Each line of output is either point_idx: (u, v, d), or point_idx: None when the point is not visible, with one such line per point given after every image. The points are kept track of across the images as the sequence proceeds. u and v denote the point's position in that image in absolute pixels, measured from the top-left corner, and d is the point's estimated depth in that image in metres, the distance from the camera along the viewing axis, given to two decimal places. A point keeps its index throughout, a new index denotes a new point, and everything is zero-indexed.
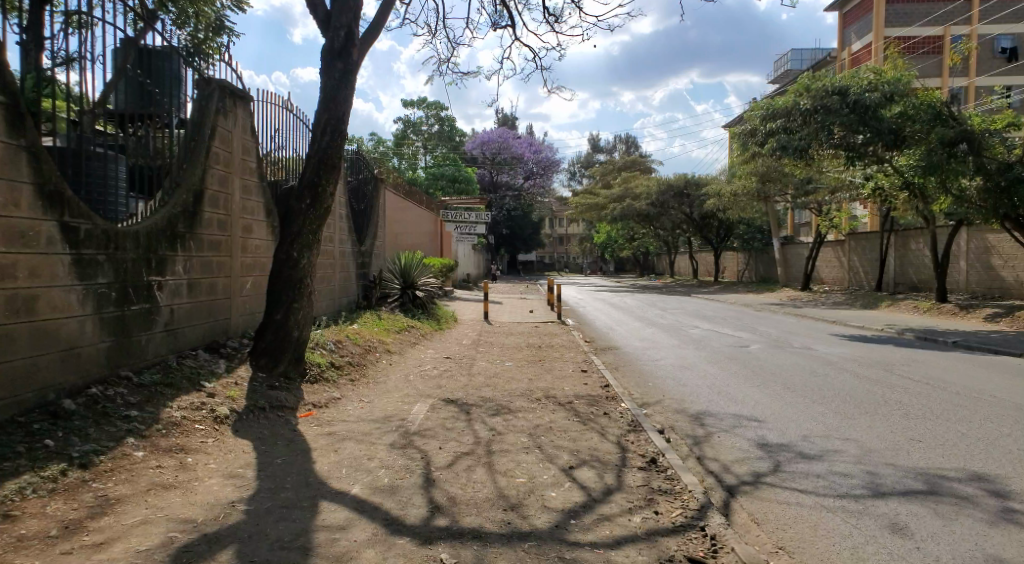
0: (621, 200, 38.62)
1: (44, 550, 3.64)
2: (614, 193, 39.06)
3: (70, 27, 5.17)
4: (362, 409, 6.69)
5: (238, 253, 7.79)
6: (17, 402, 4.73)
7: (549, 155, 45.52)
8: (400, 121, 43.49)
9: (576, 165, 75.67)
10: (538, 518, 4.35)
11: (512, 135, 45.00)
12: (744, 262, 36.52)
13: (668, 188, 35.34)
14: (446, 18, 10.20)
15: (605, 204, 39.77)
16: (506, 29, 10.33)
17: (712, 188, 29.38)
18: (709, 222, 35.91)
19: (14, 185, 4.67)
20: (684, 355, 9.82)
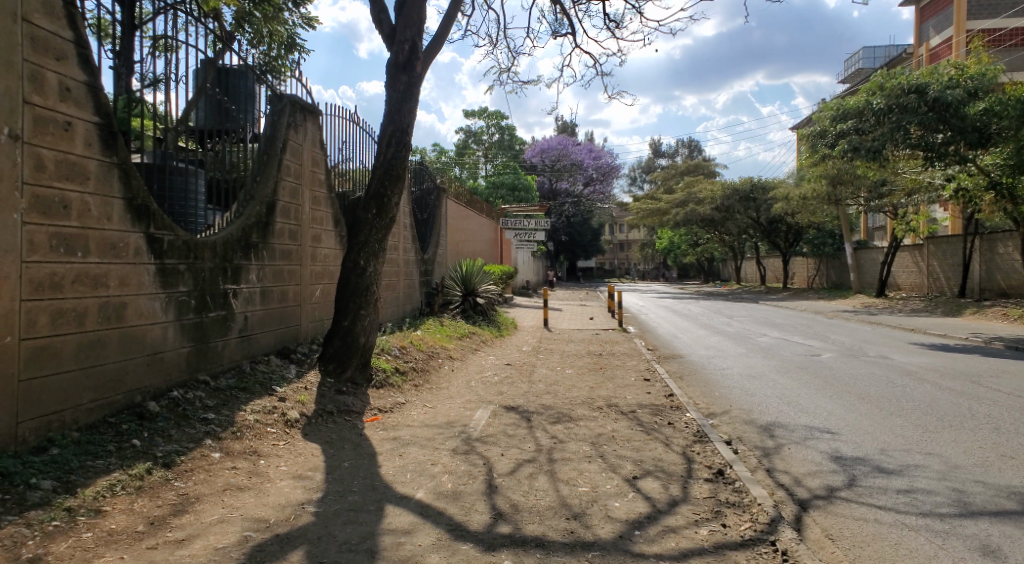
0: (684, 206, 38.09)
1: (132, 545, 3.84)
2: (677, 198, 38.66)
3: (158, 50, 5.49)
4: (426, 415, 6.78)
5: (309, 262, 8.06)
6: (108, 405, 5.04)
7: (609, 161, 45.15)
8: (461, 131, 44.19)
9: (638, 171, 74.94)
10: (602, 528, 4.31)
11: (574, 142, 44.93)
12: (814, 269, 35.24)
13: (734, 192, 34.52)
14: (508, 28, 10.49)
15: (668, 210, 39.17)
16: (567, 37, 10.42)
17: (779, 191, 28.55)
18: (777, 227, 34.89)
19: (107, 200, 4.99)
20: (752, 364, 9.55)
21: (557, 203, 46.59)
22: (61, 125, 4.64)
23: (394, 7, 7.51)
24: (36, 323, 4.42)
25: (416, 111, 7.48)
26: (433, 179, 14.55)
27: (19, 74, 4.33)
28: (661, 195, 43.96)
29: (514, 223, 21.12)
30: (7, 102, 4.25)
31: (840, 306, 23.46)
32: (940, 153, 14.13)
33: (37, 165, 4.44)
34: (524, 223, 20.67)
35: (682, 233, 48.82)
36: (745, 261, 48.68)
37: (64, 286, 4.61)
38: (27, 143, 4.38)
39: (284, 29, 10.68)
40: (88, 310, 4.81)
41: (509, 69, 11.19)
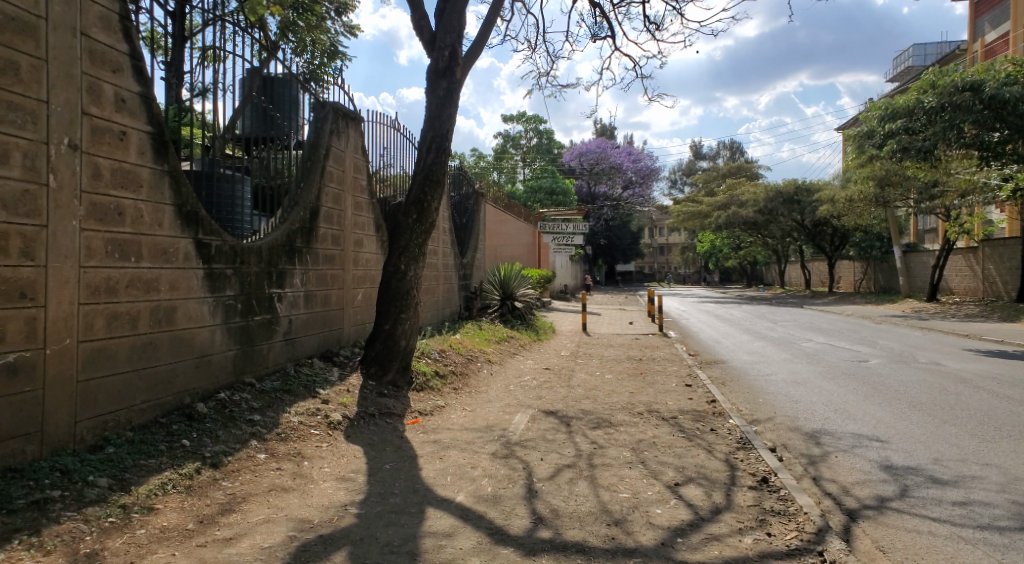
0: (725, 209, 37.55)
1: (183, 542, 3.95)
2: (717, 201, 38.14)
3: (206, 61, 5.64)
4: (466, 418, 6.81)
5: (351, 266, 8.18)
6: (159, 406, 5.19)
7: (648, 164, 44.72)
8: (499, 136, 44.43)
9: (678, 174, 74.18)
10: (644, 535, 4.27)
11: (610, 146, 44.41)
12: (861, 272, 34.34)
13: (777, 194, 33.95)
14: (548, 32, 10.53)
15: (708, 212, 38.63)
16: (606, 40, 10.37)
17: (824, 193, 27.93)
18: (822, 230, 34.14)
19: (159, 207, 5.15)
20: (797, 370, 9.34)
21: (595, 206, 46.38)
22: (117, 134, 4.81)
23: (434, 14, 7.58)
24: (93, 326, 4.60)
25: (456, 116, 7.53)
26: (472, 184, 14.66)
27: (77, 86, 4.53)
28: (701, 197, 43.39)
29: (553, 227, 21.11)
30: (67, 113, 4.44)
31: (890, 310, 22.82)
32: (997, 152, 13.75)
33: (95, 174, 4.62)
34: (562, 227, 20.71)
35: (723, 236, 48.07)
36: (788, 264, 47.70)
37: (118, 290, 4.78)
38: (85, 152, 4.57)
39: (326, 37, 10.87)
40: (140, 314, 4.96)
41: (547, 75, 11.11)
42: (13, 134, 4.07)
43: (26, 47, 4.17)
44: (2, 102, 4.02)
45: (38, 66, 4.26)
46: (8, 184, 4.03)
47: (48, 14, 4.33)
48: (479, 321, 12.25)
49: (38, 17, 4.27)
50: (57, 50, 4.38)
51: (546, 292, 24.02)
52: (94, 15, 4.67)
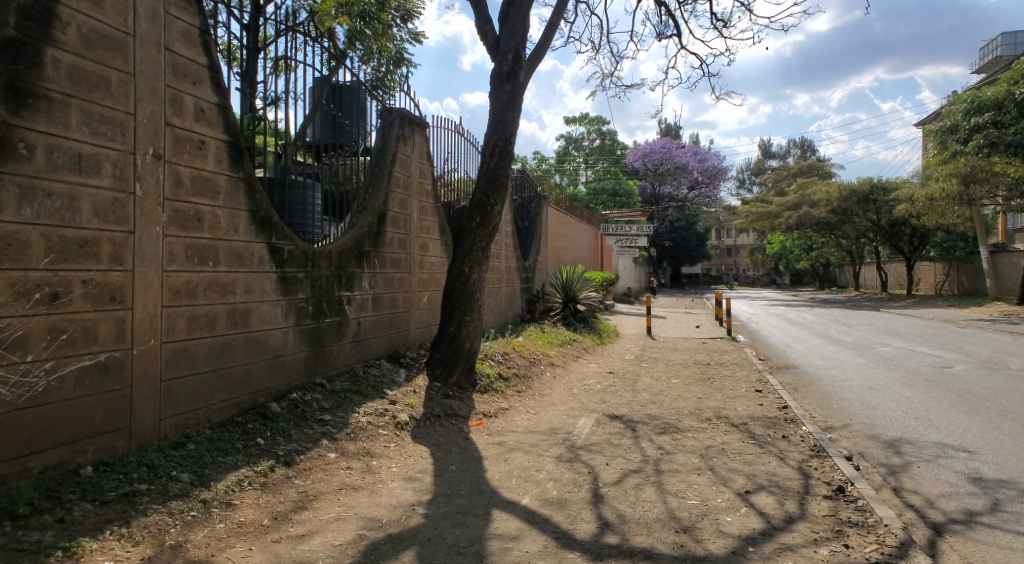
0: (796, 209, 36.37)
1: (259, 537, 4.08)
2: (788, 201, 36.94)
3: (278, 71, 5.83)
4: (530, 421, 6.81)
5: (417, 270, 8.30)
6: (235, 404, 5.38)
7: (715, 163, 43.68)
8: (562, 138, 44.59)
9: (746, 173, 72.43)
10: (714, 543, 4.17)
11: (676, 147, 43.51)
12: (943, 274, 32.72)
13: (852, 193, 32.91)
14: (611, 32, 10.73)
15: (780, 212, 37.35)
16: (671, 38, 10.31)
17: (902, 192, 26.75)
18: (899, 230, 32.78)
19: (235, 213, 5.34)
20: (874, 376, 8.97)
21: (660, 207, 45.64)
22: (197, 143, 5.02)
23: (498, 18, 7.63)
24: (175, 328, 4.81)
25: (519, 120, 7.55)
26: (534, 187, 14.70)
27: (161, 98, 4.74)
28: (772, 197, 42.11)
29: (616, 229, 20.92)
30: (152, 124, 4.66)
31: (979, 314, 21.64)
32: None
33: (176, 182, 4.83)
34: (626, 228, 20.49)
35: (793, 236, 46.50)
36: (863, 265, 45.77)
37: (197, 293, 4.98)
38: (168, 161, 4.78)
39: (393, 44, 11.09)
40: (217, 316, 5.16)
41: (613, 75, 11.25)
42: (104, 146, 4.30)
43: (116, 63, 4.40)
44: (94, 115, 4.25)
45: (126, 80, 4.48)
46: (99, 193, 4.26)
47: (136, 30, 4.56)
48: (542, 324, 12.25)
49: (127, 34, 4.50)
50: (143, 64, 4.61)
51: (609, 295, 23.80)
52: (177, 30, 4.89)
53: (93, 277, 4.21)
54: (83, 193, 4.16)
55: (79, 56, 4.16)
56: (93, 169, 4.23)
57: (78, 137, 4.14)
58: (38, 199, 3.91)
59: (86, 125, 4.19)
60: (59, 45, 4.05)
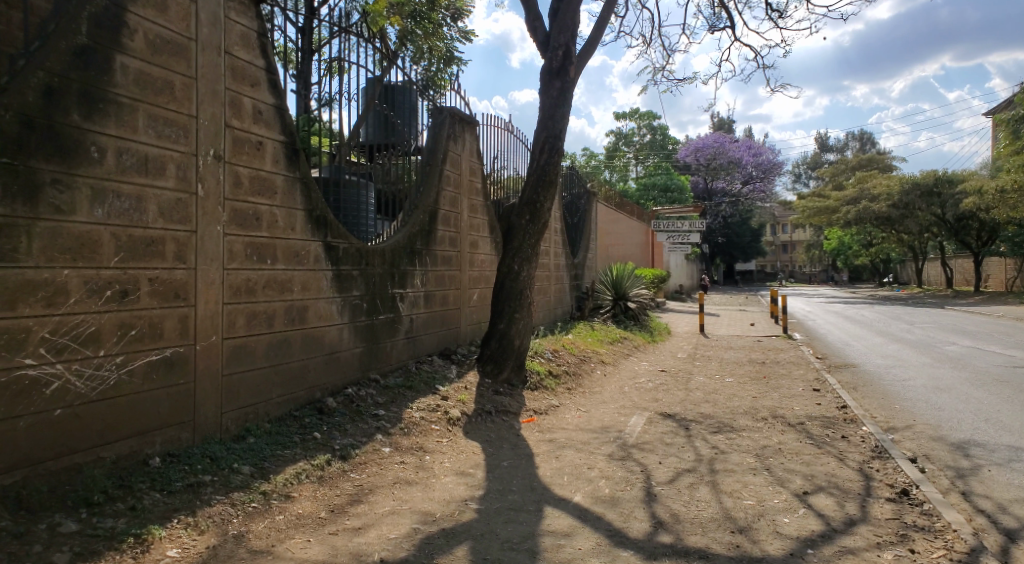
0: (854, 203, 35.29)
1: (316, 529, 4.18)
2: (847, 196, 35.83)
3: (332, 72, 5.94)
4: (581, 419, 6.79)
5: (467, 267, 8.37)
6: (293, 399, 5.52)
7: (771, 157, 42.34)
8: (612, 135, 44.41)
9: (802, 168, 70.68)
10: (771, 544, 4.09)
11: (730, 142, 42.54)
12: (1014, 270, 31.24)
13: (915, 187, 31.74)
14: (662, 26, 10.61)
15: (838, 207, 36.27)
16: (724, 30, 10.12)
17: (969, 183, 25.67)
18: (967, 223, 31.63)
19: (292, 212, 5.47)
20: (941, 376, 8.64)
21: (712, 203, 44.82)
22: (255, 144, 5.16)
23: (548, 15, 7.63)
24: (235, 324, 4.95)
25: (568, 116, 7.53)
26: (584, 184, 14.66)
27: (221, 101, 4.89)
28: (830, 191, 40.88)
29: (667, 226, 20.64)
30: (213, 126, 4.80)
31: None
32: None
33: (236, 182, 4.98)
34: (677, 224, 20.22)
35: (852, 231, 45.07)
36: (926, 261, 44.11)
37: (256, 291, 5.11)
38: (227, 162, 4.92)
39: (442, 44, 11.19)
40: (276, 312, 5.30)
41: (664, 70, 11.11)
42: (168, 148, 4.45)
43: (179, 67, 4.55)
44: (160, 118, 4.40)
45: (189, 84, 4.63)
46: (165, 194, 4.41)
47: (198, 35, 4.71)
48: (592, 322, 12.19)
49: (189, 39, 4.64)
50: (205, 68, 4.75)
51: (660, 293, 23.52)
52: (236, 34, 5.04)
53: (159, 274, 4.36)
54: (149, 194, 4.31)
55: (145, 61, 4.31)
56: (159, 171, 4.38)
57: (145, 139, 4.30)
58: (109, 200, 4.07)
59: (152, 128, 4.35)
60: (127, 51, 4.20)
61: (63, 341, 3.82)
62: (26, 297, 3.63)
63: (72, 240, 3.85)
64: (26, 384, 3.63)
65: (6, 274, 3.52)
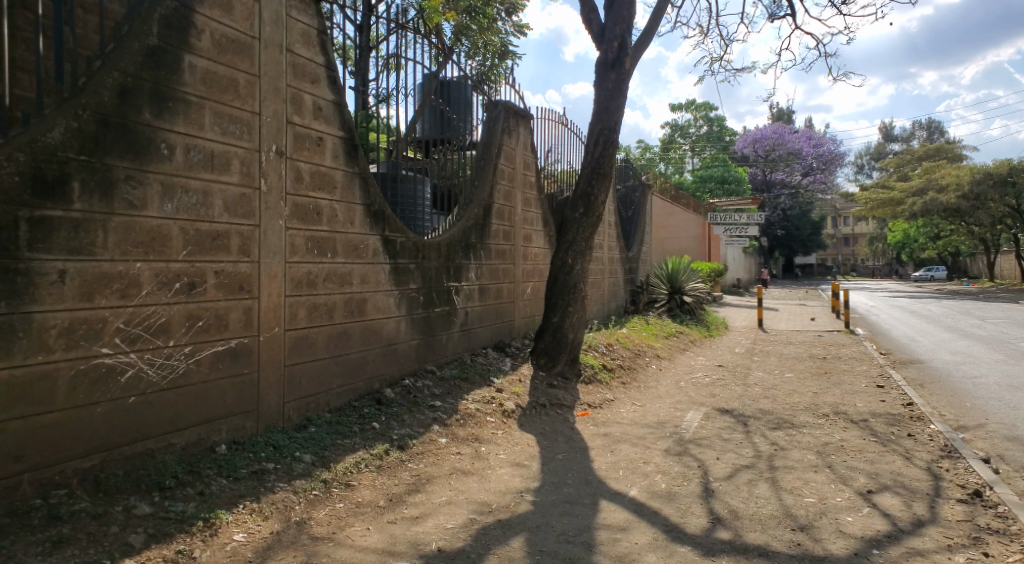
0: (921, 195, 33.93)
1: (376, 517, 4.26)
2: (912, 187, 34.52)
3: (389, 68, 6.01)
4: (636, 413, 6.74)
5: (521, 261, 8.39)
6: (353, 389, 5.64)
7: (832, 149, 41.02)
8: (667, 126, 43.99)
9: (865, 158, 68.61)
10: (834, 543, 4.00)
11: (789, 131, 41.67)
12: None
13: (987, 176, 30.48)
14: (720, 15, 10.32)
15: (903, 198, 35.05)
16: (785, 19, 9.79)
17: None
18: None
19: (351, 206, 5.57)
20: (1017, 374, 8.26)
21: (770, 195, 43.78)
22: (315, 140, 5.27)
23: (604, 6, 7.57)
24: (297, 316, 5.07)
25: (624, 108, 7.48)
26: (638, 176, 14.53)
27: (283, 98, 5.01)
28: (891, 182, 39.45)
29: (724, 218, 20.30)
30: (275, 123, 4.92)
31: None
32: None
33: (297, 177, 5.09)
34: (735, 217, 19.89)
35: (918, 223, 43.47)
36: (999, 254, 42.11)
37: (317, 284, 5.23)
38: (289, 157, 5.03)
39: (497, 38, 11.25)
40: (336, 305, 5.41)
41: (721, 59, 10.88)
42: (233, 144, 4.58)
43: (243, 65, 4.67)
44: (225, 116, 4.53)
45: (252, 82, 4.75)
46: (230, 189, 4.54)
47: (261, 34, 4.82)
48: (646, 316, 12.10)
49: (253, 37, 4.76)
50: (267, 66, 4.87)
51: (717, 287, 23.10)
52: (297, 32, 5.15)
53: (224, 268, 4.50)
54: (215, 189, 4.44)
55: (212, 60, 4.44)
56: (224, 166, 4.51)
57: (211, 136, 4.42)
58: (178, 196, 4.20)
59: (218, 125, 4.47)
60: (195, 51, 4.33)
61: (136, 331, 3.96)
62: (103, 289, 3.76)
63: (145, 234, 3.98)
64: (102, 371, 3.77)
65: (84, 267, 3.66)
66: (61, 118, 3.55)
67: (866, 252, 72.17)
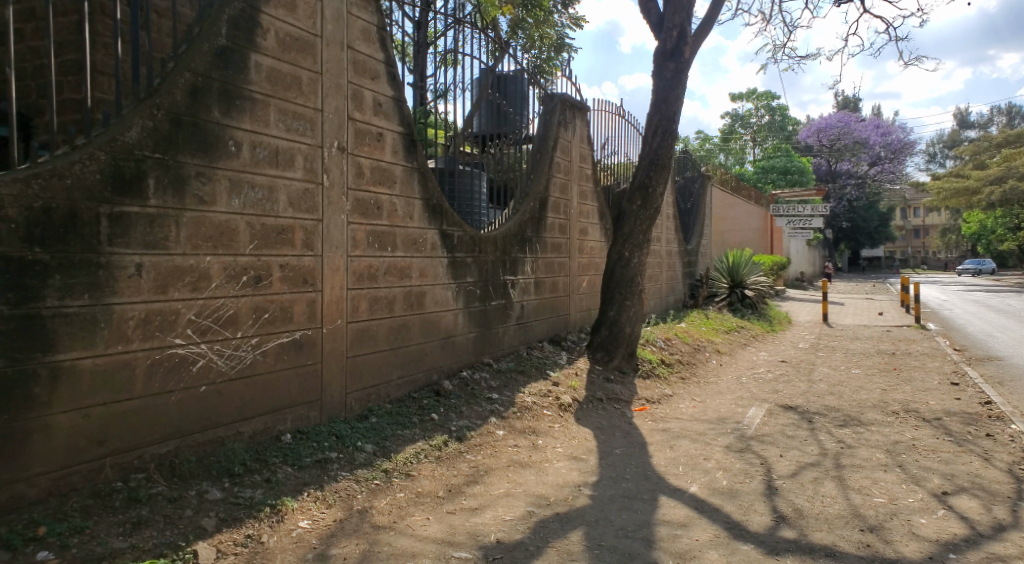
0: (1000, 183, 32.27)
1: (436, 507, 4.31)
2: (988, 175, 32.84)
3: (446, 64, 6.07)
4: (696, 409, 6.64)
5: (577, 254, 8.36)
6: (412, 381, 5.73)
7: (901, 137, 39.47)
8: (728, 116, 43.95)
9: (938, 146, 65.64)
10: (906, 546, 3.85)
11: (855, 120, 40.39)
12: None
13: None
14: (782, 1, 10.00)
15: (978, 188, 33.43)
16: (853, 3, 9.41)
17: None
18: None
19: (410, 201, 5.64)
20: None
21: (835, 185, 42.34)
22: (376, 136, 5.36)
23: None
24: (359, 309, 5.17)
25: (683, 98, 7.36)
26: (696, 167, 14.31)
27: (345, 94, 5.10)
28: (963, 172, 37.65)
29: (787, 210, 19.77)
30: (337, 119, 5.02)
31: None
32: None
33: (358, 172, 5.18)
34: (799, 208, 19.35)
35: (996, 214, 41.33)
36: None
37: (378, 277, 5.31)
38: (350, 153, 5.13)
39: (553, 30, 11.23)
40: (396, 298, 5.49)
41: (783, 47, 10.57)
42: (297, 141, 4.69)
43: (306, 63, 4.77)
44: (289, 113, 4.64)
45: (315, 79, 4.85)
46: (294, 184, 4.65)
47: (323, 32, 4.92)
48: (704, 310, 11.91)
49: (315, 36, 4.86)
50: (329, 63, 4.97)
51: (779, 280, 22.48)
52: (357, 29, 5.24)
53: (289, 261, 4.62)
54: (280, 185, 4.56)
55: (276, 58, 4.55)
56: (288, 162, 4.62)
57: (276, 133, 4.54)
58: (245, 191, 4.32)
59: (282, 122, 4.59)
60: (261, 50, 4.44)
61: (206, 323, 4.09)
62: (176, 282, 3.90)
63: (214, 229, 4.10)
64: (176, 361, 3.91)
65: (158, 260, 3.79)
66: (137, 118, 3.68)
67: (937, 244, 69.11)
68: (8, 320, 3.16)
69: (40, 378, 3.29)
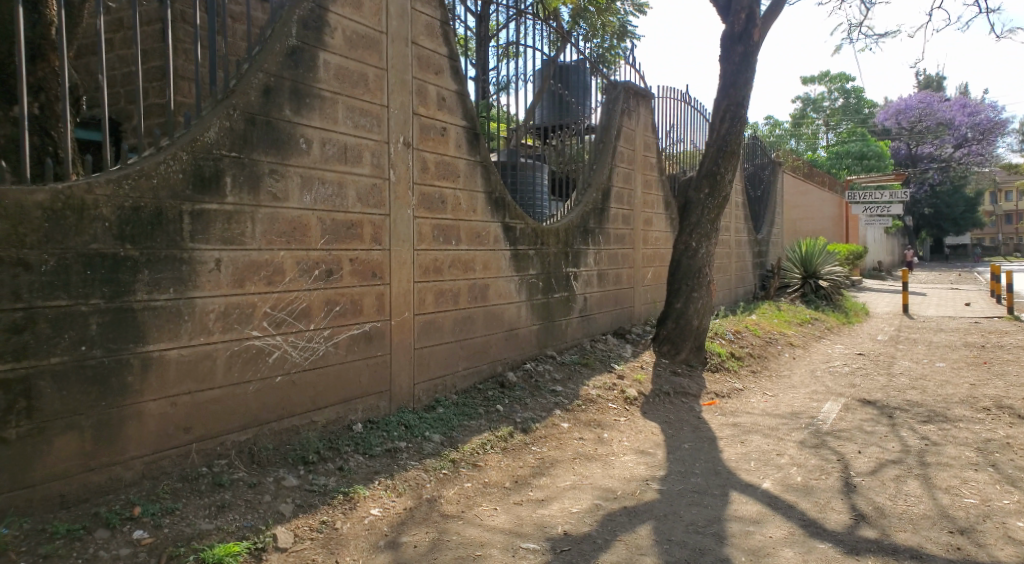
0: None
1: (503, 498, 4.33)
2: None
3: (507, 57, 6.07)
4: (768, 403, 6.46)
5: (641, 245, 8.24)
6: (477, 372, 5.79)
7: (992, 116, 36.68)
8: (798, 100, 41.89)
9: None
10: (1001, 550, 3.63)
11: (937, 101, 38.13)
12: None
13: None
14: None
15: None
16: None
17: None
18: None
19: (473, 194, 5.68)
20: None
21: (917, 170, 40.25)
22: (440, 130, 5.41)
23: None
24: (425, 301, 5.25)
25: (752, 82, 7.15)
26: (766, 153, 13.87)
27: (410, 90, 5.17)
28: None
29: (864, 196, 18.89)
30: (403, 114, 5.09)
31: None
32: None
33: (423, 167, 5.25)
34: (877, 194, 18.48)
35: None
36: None
37: (442, 270, 5.38)
38: (415, 148, 5.20)
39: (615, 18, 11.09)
40: (461, 290, 5.55)
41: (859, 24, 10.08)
42: (364, 137, 4.78)
43: (372, 60, 4.85)
44: (357, 110, 4.74)
45: (380, 75, 4.93)
46: (362, 180, 4.75)
47: (388, 28, 5.00)
48: (776, 302, 11.57)
49: (381, 33, 4.94)
50: (395, 59, 5.04)
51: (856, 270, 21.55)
52: (421, 24, 5.29)
53: (358, 255, 4.72)
54: (349, 181, 4.66)
55: (344, 56, 4.65)
56: (356, 158, 4.72)
57: (344, 130, 4.64)
58: (315, 188, 4.43)
59: (350, 119, 4.68)
60: (329, 48, 4.54)
61: (281, 315, 4.23)
62: (252, 276, 4.03)
63: (287, 225, 4.24)
64: (253, 352, 4.06)
65: (235, 256, 3.93)
66: (215, 119, 3.83)
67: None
68: (103, 313, 3.33)
69: (133, 368, 3.47)
